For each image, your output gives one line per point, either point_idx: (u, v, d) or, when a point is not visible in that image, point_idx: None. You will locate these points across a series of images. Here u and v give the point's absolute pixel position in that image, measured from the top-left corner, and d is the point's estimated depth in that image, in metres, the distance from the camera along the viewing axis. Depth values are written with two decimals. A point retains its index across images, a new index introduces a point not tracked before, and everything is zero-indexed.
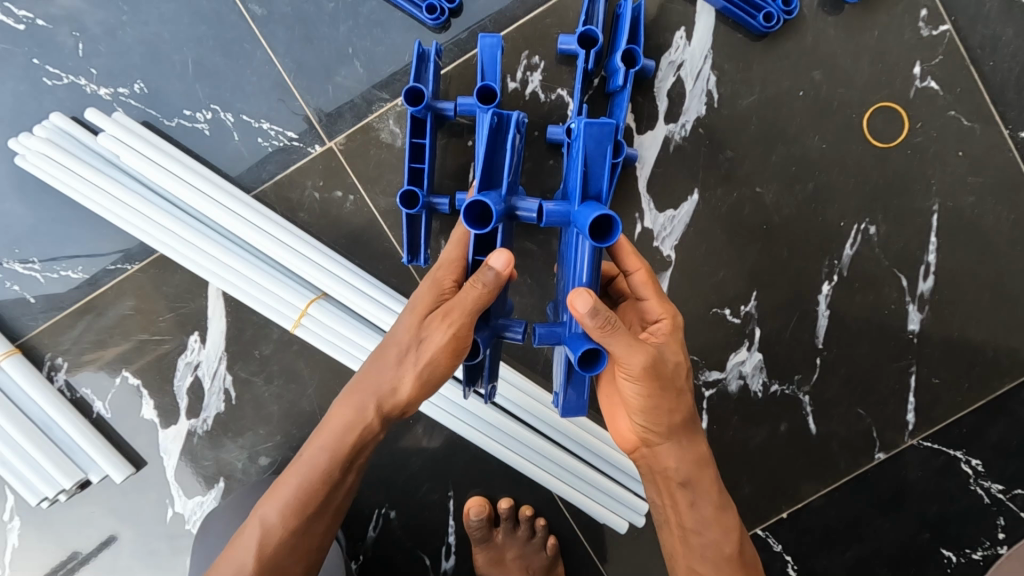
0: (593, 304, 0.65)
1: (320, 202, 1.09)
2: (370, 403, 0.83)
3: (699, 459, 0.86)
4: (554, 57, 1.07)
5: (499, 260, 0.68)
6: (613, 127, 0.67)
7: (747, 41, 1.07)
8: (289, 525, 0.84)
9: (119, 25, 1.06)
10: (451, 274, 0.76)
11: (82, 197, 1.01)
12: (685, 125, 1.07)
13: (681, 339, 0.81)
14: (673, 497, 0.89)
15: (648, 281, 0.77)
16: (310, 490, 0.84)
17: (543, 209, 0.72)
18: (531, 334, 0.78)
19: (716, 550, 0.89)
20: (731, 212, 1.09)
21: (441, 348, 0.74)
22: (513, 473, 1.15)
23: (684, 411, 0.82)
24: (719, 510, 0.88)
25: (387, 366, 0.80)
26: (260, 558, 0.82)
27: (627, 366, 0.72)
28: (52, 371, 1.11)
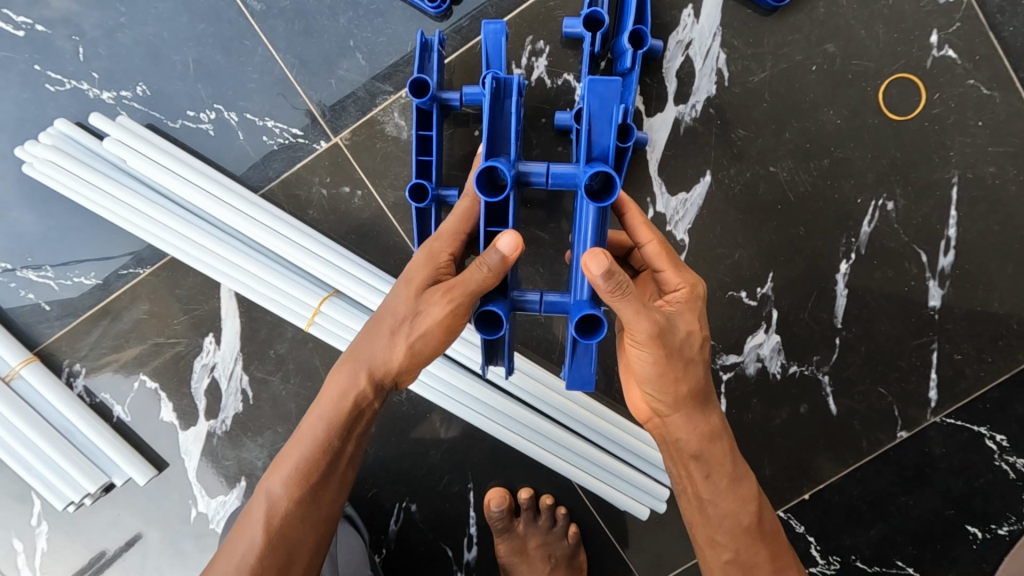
0: (607, 267, 0.63)
1: (328, 198, 1.08)
2: (364, 376, 0.80)
3: (710, 432, 0.85)
4: (559, 41, 1.05)
5: (507, 242, 0.66)
6: (621, 84, 0.66)
7: (756, 16, 1.04)
8: (295, 495, 0.81)
9: (118, 27, 1.05)
10: (448, 246, 0.77)
11: (91, 203, 1.01)
12: (695, 106, 1.05)
13: (700, 311, 0.80)
14: (684, 468, 0.88)
15: (661, 252, 0.79)
16: (313, 461, 0.82)
17: (550, 172, 0.71)
18: (542, 303, 0.76)
19: (732, 521, 0.87)
20: (744, 192, 1.07)
21: (439, 323, 0.74)
22: (532, 462, 1.15)
23: (692, 382, 0.80)
24: (734, 482, 0.87)
25: (382, 339, 0.78)
26: (269, 528, 0.81)
27: (634, 333, 0.72)
28: (71, 377, 1.12)
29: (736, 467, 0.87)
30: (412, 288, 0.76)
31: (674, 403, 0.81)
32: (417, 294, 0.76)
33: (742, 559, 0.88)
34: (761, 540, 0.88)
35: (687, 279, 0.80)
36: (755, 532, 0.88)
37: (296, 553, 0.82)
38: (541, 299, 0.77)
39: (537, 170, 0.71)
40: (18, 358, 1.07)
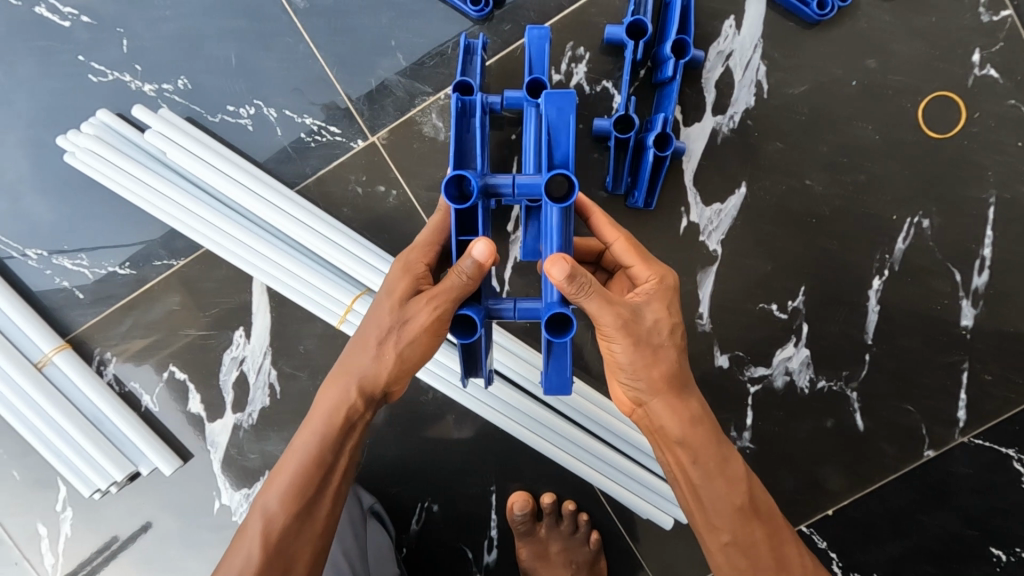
0: (570, 269, 0.63)
1: (363, 197, 1.08)
2: (353, 387, 0.80)
3: (691, 416, 0.82)
4: (600, 48, 1.04)
5: (481, 249, 0.67)
6: (575, 94, 0.66)
7: (798, 28, 1.04)
8: (291, 509, 0.81)
9: (162, 20, 1.06)
10: (423, 258, 0.79)
11: (131, 193, 1.02)
12: (733, 117, 1.05)
13: (672, 301, 0.80)
14: (672, 457, 0.84)
15: (629, 248, 0.80)
16: (307, 475, 0.81)
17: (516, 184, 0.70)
18: (516, 311, 0.75)
19: (727, 505, 0.82)
20: (779, 204, 1.07)
21: (424, 329, 0.74)
22: (554, 467, 1.15)
23: (665, 367, 0.78)
24: (723, 463, 0.83)
25: (370, 349, 0.79)
26: (266, 544, 0.79)
27: (604, 325, 0.72)
28: (101, 365, 1.13)
29: (722, 445, 0.83)
30: (395, 299, 0.77)
31: (651, 390, 0.79)
32: (401, 303, 0.76)
33: (741, 542, 0.83)
34: (758, 520, 0.83)
35: (656, 270, 0.81)
36: (750, 511, 0.83)
37: (295, 564, 0.80)
38: (515, 306, 0.75)
39: (504, 182, 0.70)
40: (52, 345, 1.08)
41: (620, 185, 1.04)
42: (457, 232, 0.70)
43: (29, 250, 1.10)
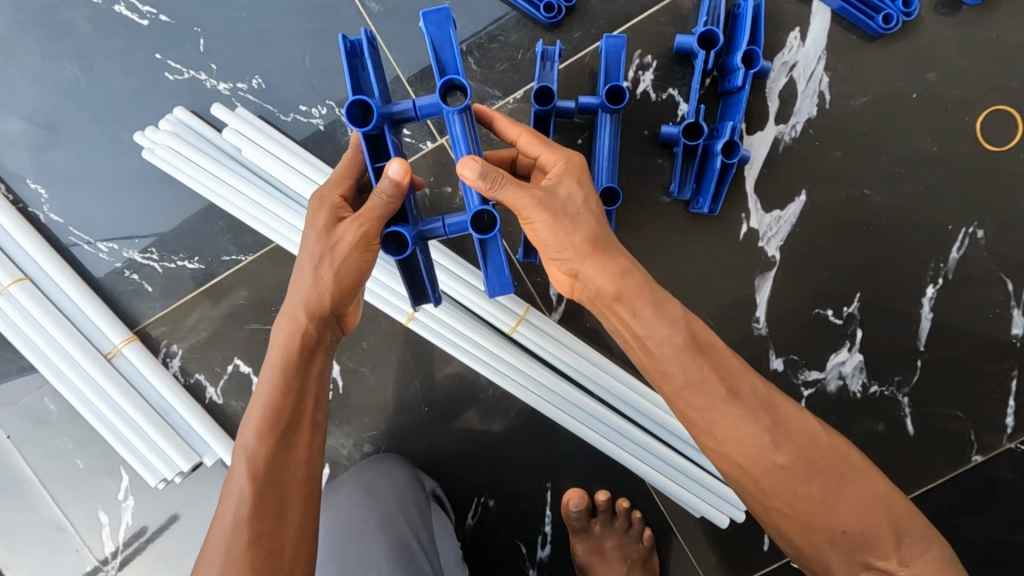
0: (480, 167, 0.68)
1: (431, 197, 1.11)
2: (301, 313, 0.77)
3: (620, 269, 0.74)
4: (667, 57, 1.07)
5: (396, 169, 0.69)
6: (447, 9, 0.68)
7: (861, 41, 1.06)
8: (266, 437, 0.74)
9: (239, 21, 1.08)
10: (336, 189, 0.81)
11: (207, 189, 1.04)
12: (795, 126, 1.07)
13: (585, 177, 0.77)
14: (619, 323, 0.77)
15: (531, 138, 0.79)
16: (278, 403, 0.75)
17: (414, 106, 0.72)
18: (444, 228, 0.77)
19: (669, 349, 0.73)
20: (838, 212, 1.09)
21: (356, 246, 0.74)
22: (609, 465, 1.18)
23: (586, 226, 0.74)
24: (659, 307, 0.74)
25: (305, 278, 0.77)
26: (253, 479, 0.72)
27: (525, 212, 0.72)
28: (167, 357, 1.15)
29: (648, 280, 0.75)
30: (320, 229, 0.77)
31: (571, 245, 0.74)
32: (327, 229, 0.77)
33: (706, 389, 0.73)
34: (701, 354, 0.73)
35: (559, 151, 0.79)
36: (691, 346, 0.74)
37: (289, 487, 0.73)
38: (443, 222, 0.78)
39: (405, 108, 0.73)
40: (121, 337, 1.11)
41: (684, 193, 1.06)
42: (370, 157, 0.73)
43: (102, 243, 1.13)
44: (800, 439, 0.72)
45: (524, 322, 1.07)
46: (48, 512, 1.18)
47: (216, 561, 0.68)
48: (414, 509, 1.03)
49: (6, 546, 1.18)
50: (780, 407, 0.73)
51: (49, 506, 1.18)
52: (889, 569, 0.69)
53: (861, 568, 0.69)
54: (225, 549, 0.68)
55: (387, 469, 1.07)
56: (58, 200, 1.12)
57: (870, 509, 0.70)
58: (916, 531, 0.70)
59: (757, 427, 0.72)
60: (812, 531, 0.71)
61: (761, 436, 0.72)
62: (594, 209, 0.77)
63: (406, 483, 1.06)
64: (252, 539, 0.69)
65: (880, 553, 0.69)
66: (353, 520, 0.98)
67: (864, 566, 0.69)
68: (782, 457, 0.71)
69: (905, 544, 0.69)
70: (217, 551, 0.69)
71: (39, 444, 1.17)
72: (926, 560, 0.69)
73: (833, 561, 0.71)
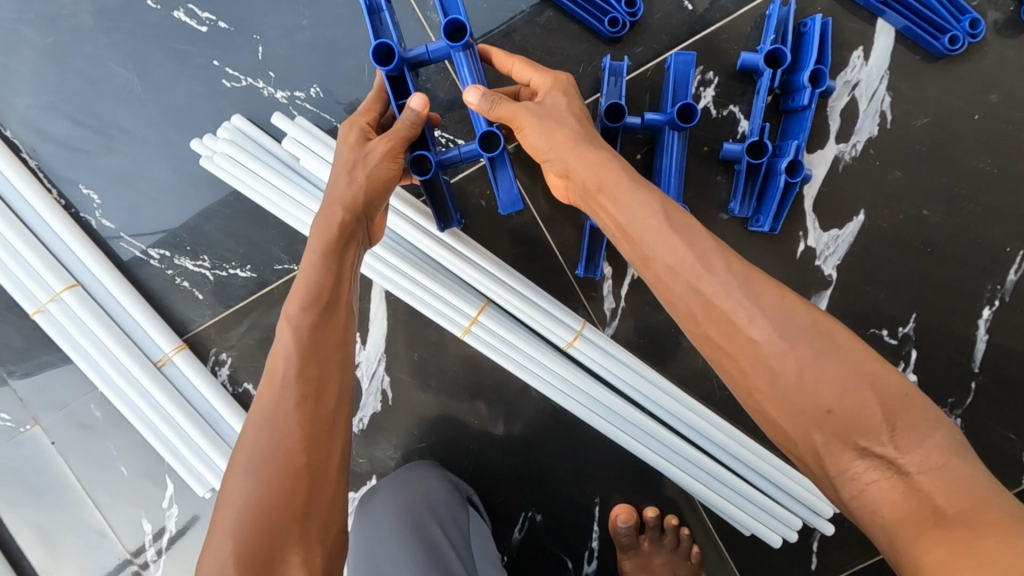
0: (479, 92, 0.85)
1: (486, 209, 1.13)
2: (337, 203, 0.78)
3: (599, 158, 0.82)
4: (729, 73, 1.07)
5: (417, 101, 0.79)
6: None
7: (925, 62, 1.06)
8: (311, 308, 0.72)
9: (298, 28, 1.08)
10: (365, 117, 0.86)
11: (264, 199, 1.03)
12: (856, 145, 1.07)
13: (569, 92, 0.90)
14: (601, 210, 0.83)
15: (522, 65, 0.94)
16: (320, 280, 0.74)
17: (426, 50, 0.84)
18: (459, 154, 0.89)
19: (648, 231, 0.75)
20: (896, 233, 1.09)
21: (387, 156, 0.80)
22: (657, 481, 1.18)
23: (569, 125, 0.85)
24: (636, 185, 0.78)
25: (341, 180, 0.79)
26: (299, 346, 0.70)
27: (519, 122, 0.86)
28: (216, 365, 1.14)
29: (624, 166, 0.80)
30: (352, 145, 0.82)
31: (559, 148, 0.84)
32: (359, 142, 0.81)
33: (686, 262, 0.72)
34: (676, 234, 0.73)
35: (548, 74, 0.93)
36: (667, 227, 0.74)
37: (333, 354, 0.72)
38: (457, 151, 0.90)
39: (418, 54, 0.84)
40: (172, 345, 1.09)
41: (743, 211, 1.05)
42: (392, 95, 0.83)
43: (153, 250, 1.12)
44: (792, 328, 0.67)
45: (580, 338, 1.06)
46: (92, 520, 1.15)
47: (261, 435, 0.66)
48: (448, 516, 1.02)
49: (47, 554, 1.14)
50: (762, 293, 0.69)
51: (92, 513, 1.15)
52: (887, 457, 0.63)
53: (849, 450, 0.64)
54: (271, 424, 0.66)
55: (422, 474, 1.06)
56: (109, 205, 1.11)
57: (849, 374, 0.64)
58: (906, 410, 0.63)
59: (737, 307, 0.69)
60: (801, 414, 0.66)
61: (767, 337, 0.67)
62: (579, 117, 0.88)
63: (440, 489, 1.04)
64: (300, 410, 0.67)
65: (876, 438, 0.63)
66: (389, 522, 0.97)
67: (855, 449, 0.64)
68: (793, 354, 0.66)
69: (898, 431, 0.62)
70: (261, 426, 0.66)
71: (83, 451, 1.15)
72: (927, 446, 0.61)
73: (818, 437, 0.66)
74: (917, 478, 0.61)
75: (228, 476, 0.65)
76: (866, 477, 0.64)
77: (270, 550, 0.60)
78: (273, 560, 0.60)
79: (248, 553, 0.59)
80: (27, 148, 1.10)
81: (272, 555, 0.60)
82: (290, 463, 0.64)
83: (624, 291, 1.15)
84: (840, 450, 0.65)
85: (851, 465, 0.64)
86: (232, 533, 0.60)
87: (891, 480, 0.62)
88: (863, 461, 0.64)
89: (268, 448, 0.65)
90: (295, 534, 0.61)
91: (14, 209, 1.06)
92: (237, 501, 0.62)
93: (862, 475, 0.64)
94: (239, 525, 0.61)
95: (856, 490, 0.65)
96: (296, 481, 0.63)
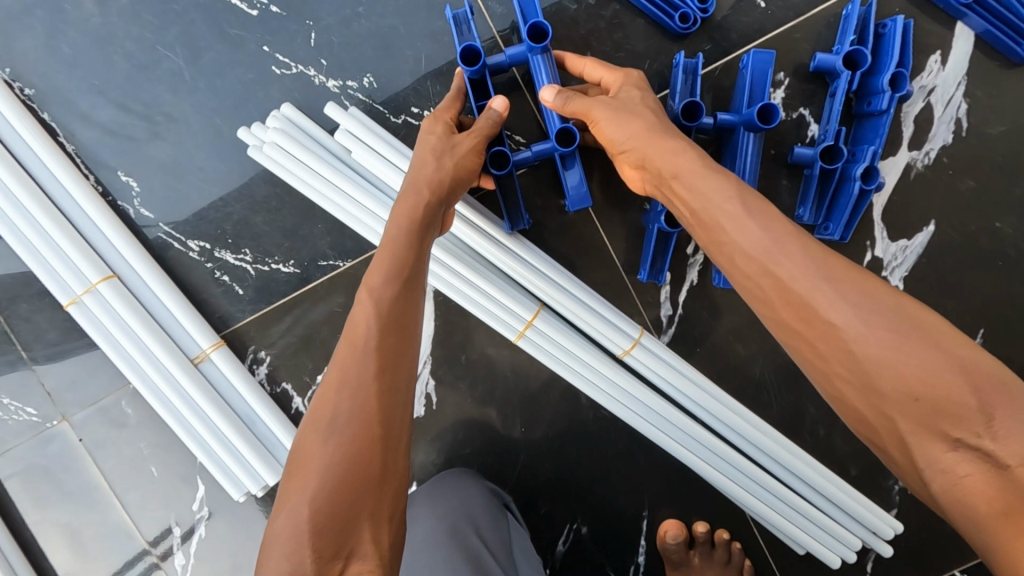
0: (555, 91, 0.86)
1: (541, 208, 1.09)
2: (426, 189, 0.82)
3: (674, 146, 0.76)
4: (800, 75, 1.03)
5: (499, 102, 0.88)
6: None
7: (1003, 68, 1.02)
8: (395, 280, 0.76)
9: (354, 16, 1.04)
10: (449, 110, 0.91)
11: (313, 191, 0.99)
12: (929, 153, 1.03)
13: (645, 86, 0.86)
14: (677, 200, 0.77)
15: (595, 64, 0.91)
16: (403, 256, 0.78)
17: (506, 53, 0.91)
18: (532, 153, 0.94)
19: (724, 217, 0.70)
20: (968, 244, 1.05)
21: (472, 152, 0.86)
22: (708, 494, 1.14)
23: (646, 116, 0.80)
24: (714, 170, 0.73)
25: (428, 166, 0.84)
26: (382, 315, 0.73)
27: (594, 117, 0.84)
28: (254, 364, 1.09)
29: (703, 155, 0.74)
30: (438, 135, 0.87)
31: (632, 135, 0.80)
32: (447, 134, 0.87)
33: (768, 250, 0.67)
34: (752, 218, 0.69)
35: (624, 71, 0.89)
36: (743, 212, 0.69)
37: (410, 329, 0.75)
38: (530, 150, 0.94)
39: (497, 58, 0.91)
40: (210, 341, 1.04)
41: (811, 218, 1.00)
42: (472, 95, 0.93)
43: (192, 241, 1.07)
44: (873, 311, 0.62)
45: (637, 346, 1.02)
46: (116, 519, 1.11)
47: (341, 403, 0.69)
48: (488, 524, 0.96)
49: (71, 555, 1.10)
50: (841, 277, 0.64)
51: (119, 513, 1.11)
52: (982, 449, 0.57)
53: (939, 441, 0.58)
54: (351, 393, 0.69)
55: (461, 480, 1.02)
56: (148, 193, 1.07)
57: (939, 358, 0.59)
58: (1004, 398, 0.57)
59: (815, 290, 0.64)
60: (884, 401, 0.61)
61: (848, 323, 0.62)
62: (653, 107, 0.83)
63: (479, 496, 0.99)
64: (379, 382, 0.70)
65: (970, 428, 0.57)
66: (428, 530, 0.93)
67: (945, 440, 0.58)
68: (876, 340, 0.61)
69: (995, 420, 0.56)
70: (340, 393, 0.69)
71: (112, 448, 1.10)
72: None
73: (903, 425, 0.60)
74: (1017, 471, 0.55)
75: (306, 437, 0.69)
76: (959, 471, 0.58)
77: (345, 518, 0.63)
78: (347, 529, 0.63)
79: (325, 519, 0.63)
80: (64, 132, 1.06)
81: (346, 524, 0.63)
82: (367, 435, 0.67)
83: (681, 297, 1.11)
84: (929, 440, 0.59)
85: (941, 457, 0.59)
86: (311, 497, 0.64)
87: (987, 473, 0.56)
88: (955, 453, 0.58)
89: (347, 416, 0.68)
90: (368, 506, 0.65)
91: (49, 194, 1.01)
92: (317, 464, 0.66)
93: (954, 469, 0.58)
94: (317, 491, 0.64)
95: (946, 483, 0.59)
96: (372, 454, 0.67)
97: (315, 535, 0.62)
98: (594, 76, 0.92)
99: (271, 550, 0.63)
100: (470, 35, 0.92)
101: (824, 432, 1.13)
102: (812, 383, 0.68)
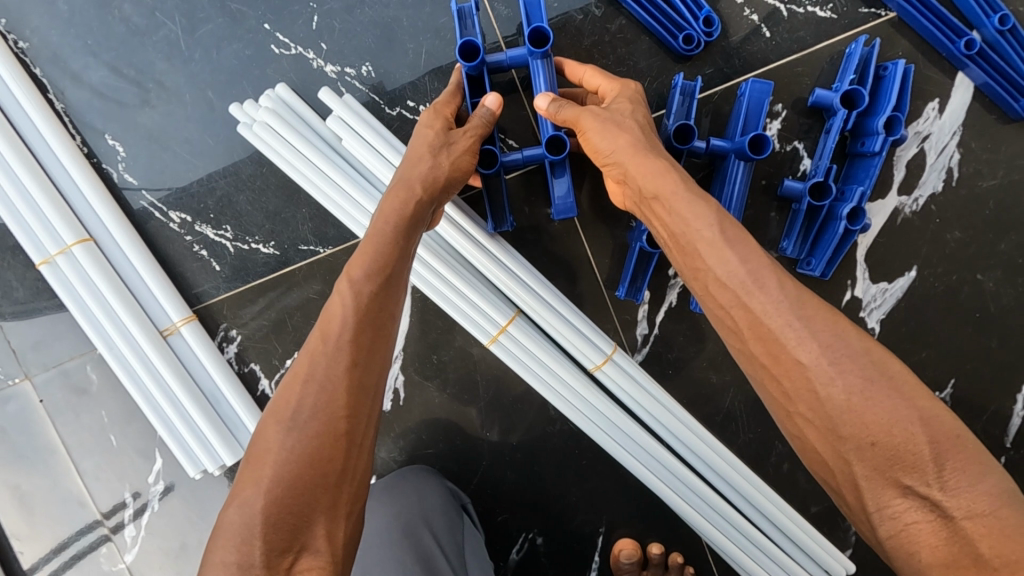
0: (551, 100, 0.85)
1: (529, 215, 1.09)
2: (417, 185, 0.81)
3: (660, 167, 0.75)
4: (799, 108, 1.03)
5: (492, 101, 0.86)
6: None
7: (999, 122, 1.03)
8: (377, 276, 0.75)
9: (359, 4, 1.04)
10: (447, 105, 0.89)
11: (296, 174, 0.97)
12: (918, 200, 1.03)
13: (641, 102, 0.86)
14: (657, 220, 0.76)
15: (594, 72, 0.91)
16: (387, 251, 0.77)
17: (506, 53, 0.89)
18: (522, 158, 0.93)
19: (701, 243, 0.69)
20: (947, 293, 1.05)
21: (465, 152, 0.84)
22: (667, 517, 1.13)
23: (637, 133, 0.80)
24: (697, 195, 0.72)
25: (422, 162, 0.82)
26: (359, 309, 0.73)
27: (584, 126, 0.82)
28: (224, 343, 1.08)
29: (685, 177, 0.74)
30: (434, 130, 0.85)
31: (619, 149, 0.79)
32: (443, 130, 0.85)
33: (741, 284, 0.66)
34: (730, 246, 0.67)
35: (621, 81, 0.88)
36: (721, 240, 0.68)
37: (384, 326, 0.74)
38: (521, 154, 0.93)
39: (498, 57, 0.90)
40: (181, 315, 1.03)
41: (795, 251, 1.00)
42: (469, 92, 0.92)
43: (174, 214, 1.06)
44: (843, 352, 0.61)
45: (609, 362, 1.01)
46: (69, 486, 1.09)
47: (307, 396, 0.68)
48: (443, 525, 0.96)
49: (20, 518, 1.08)
50: (815, 316, 0.63)
51: (73, 480, 1.09)
52: (930, 497, 0.57)
53: (889, 486, 0.58)
54: (319, 386, 0.68)
55: (420, 478, 1.00)
56: (134, 160, 1.06)
57: (900, 407, 0.58)
58: (958, 451, 0.56)
59: (786, 326, 0.63)
60: (841, 442, 0.61)
61: (816, 362, 0.61)
62: (644, 123, 0.82)
63: (435, 494, 0.98)
64: (348, 377, 0.69)
65: (921, 477, 0.57)
66: (380, 526, 0.92)
67: (895, 486, 0.58)
68: (842, 381, 0.60)
69: (946, 471, 0.56)
70: (308, 385, 0.68)
71: (72, 414, 1.09)
72: (977, 491, 0.55)
73: (857, 468, 0.60)
74: (962, 523, 0.55)
75: (267, 427, 0.68)
76: (906, 518, 0.58)
77: (300, 512, 0.63)
78: (301, 523, 0.62)
79: (279, 513, 0.62)
80: (54, 90, 1.05)
81: (300, 518, 0.62)
82: (331, 431, 0.66)
83: (659, 318, 1.11)
84: (880, 485, 0.59)
85: (890, 502, 0.59)
86: (266, 489, 0.63)
87: (933, 523, 0.56)
88: (904, 499, 0.58)
89: (312, 409, 0.67)
90: (325, 502, 0.64)
91: (32, 150, 1.00)
92: (275, 456, 0.65)
93: (901, 515, 0.58)
94: (274, 482, 0.63)
95: (892, 529, 0.59)
96: (334, 450, 0.66)
97: (268, 528, 0.61)
98: (593, 84, 0.91)
99: (220, 540, 0.62)
100: (473, 30, 0.89)
101: (788, 467, 1.13)
102: (774, 418, 0.68)
